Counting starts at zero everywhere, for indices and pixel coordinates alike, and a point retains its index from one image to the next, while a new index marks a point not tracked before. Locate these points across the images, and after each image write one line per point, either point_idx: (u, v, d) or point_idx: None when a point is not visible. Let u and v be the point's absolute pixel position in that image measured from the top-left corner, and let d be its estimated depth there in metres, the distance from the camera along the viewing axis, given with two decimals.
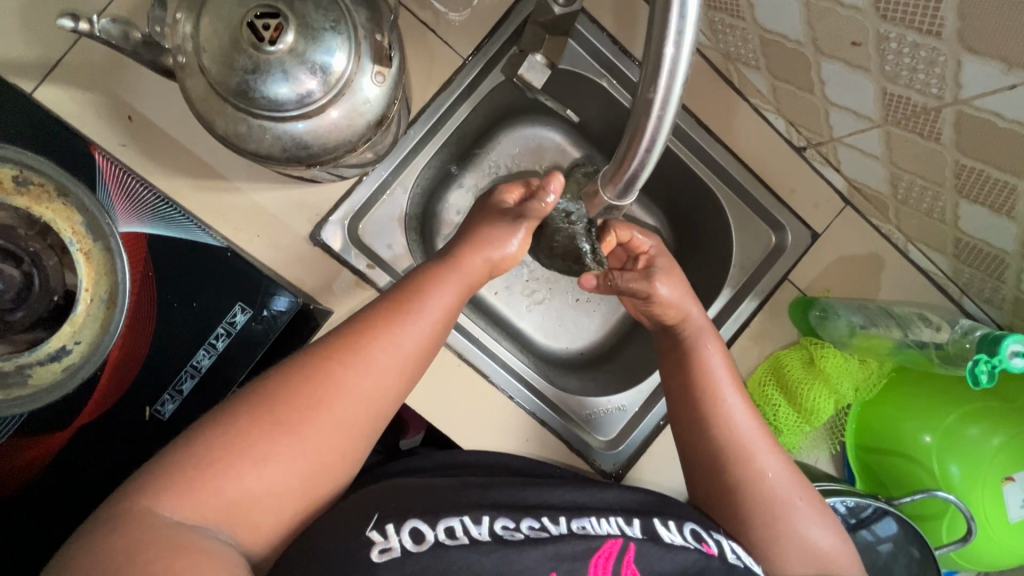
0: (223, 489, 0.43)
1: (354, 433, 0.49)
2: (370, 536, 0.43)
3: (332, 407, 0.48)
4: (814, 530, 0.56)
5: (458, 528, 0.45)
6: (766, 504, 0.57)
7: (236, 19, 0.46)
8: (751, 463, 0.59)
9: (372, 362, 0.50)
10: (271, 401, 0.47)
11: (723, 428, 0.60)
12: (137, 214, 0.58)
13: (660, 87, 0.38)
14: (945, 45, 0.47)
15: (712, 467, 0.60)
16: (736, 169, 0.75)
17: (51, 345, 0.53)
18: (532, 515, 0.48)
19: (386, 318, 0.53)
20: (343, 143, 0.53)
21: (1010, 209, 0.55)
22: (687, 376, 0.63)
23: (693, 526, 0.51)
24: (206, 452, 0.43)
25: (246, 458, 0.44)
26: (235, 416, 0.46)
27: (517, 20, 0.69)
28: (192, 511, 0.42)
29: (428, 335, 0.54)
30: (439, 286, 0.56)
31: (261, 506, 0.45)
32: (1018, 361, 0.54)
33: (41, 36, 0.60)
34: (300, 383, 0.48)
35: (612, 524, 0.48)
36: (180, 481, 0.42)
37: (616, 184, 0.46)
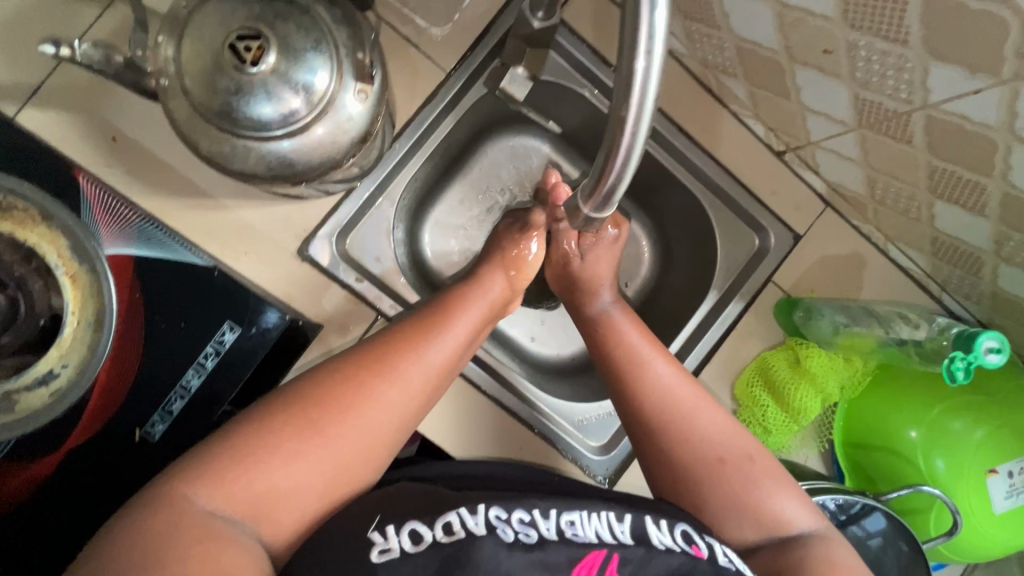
0: (255, 482, 0.44)
1: (377, 442, 0.49)
2: (371, 537, 0.44)
3: (367, 412, 0.49)
4: (786, 504, 0.55)
5: (455, 522, 0.46)
6: (733, 483, 0.55)
7: (218, 42, 0.47)
8: (686, 421, 0.58)
9: (406, 375, 0.52)
10: (307, 401, 0.48)
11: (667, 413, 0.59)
12: (124, 237, 0.58)
13: (632, 104, 0.38)
14: (912, 52, 0.49)
15: (646, 431, 0.59)
16: (718, 174, 0.77)
17: (39, 369, 0.53)
18: (523, 506, 0.48)
19: (421, 332, 0.55)
20: (327, 160, 0.53)
21: (982, 208, 0.57)
22: (608, 351, 0.64)
23: (684, 527, 0.50)
24: (240, 445, 0.44)
25: (278, 454, 0.45)
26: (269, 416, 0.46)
27: (499, 33, 0.70)
28: (222, 503, 0.42)
29: (458, 352, 0.56)
30: (465, 307, 0.60)
31: (283, 506, 0.45)
32: (993, 357, 0.55)
33: (22, 60, 0.60)
34: (340, 384, 0.49)
35: (602, 522, 0.48)
36: (209, 474, 0.43)
37: (595, 199, 0.46)
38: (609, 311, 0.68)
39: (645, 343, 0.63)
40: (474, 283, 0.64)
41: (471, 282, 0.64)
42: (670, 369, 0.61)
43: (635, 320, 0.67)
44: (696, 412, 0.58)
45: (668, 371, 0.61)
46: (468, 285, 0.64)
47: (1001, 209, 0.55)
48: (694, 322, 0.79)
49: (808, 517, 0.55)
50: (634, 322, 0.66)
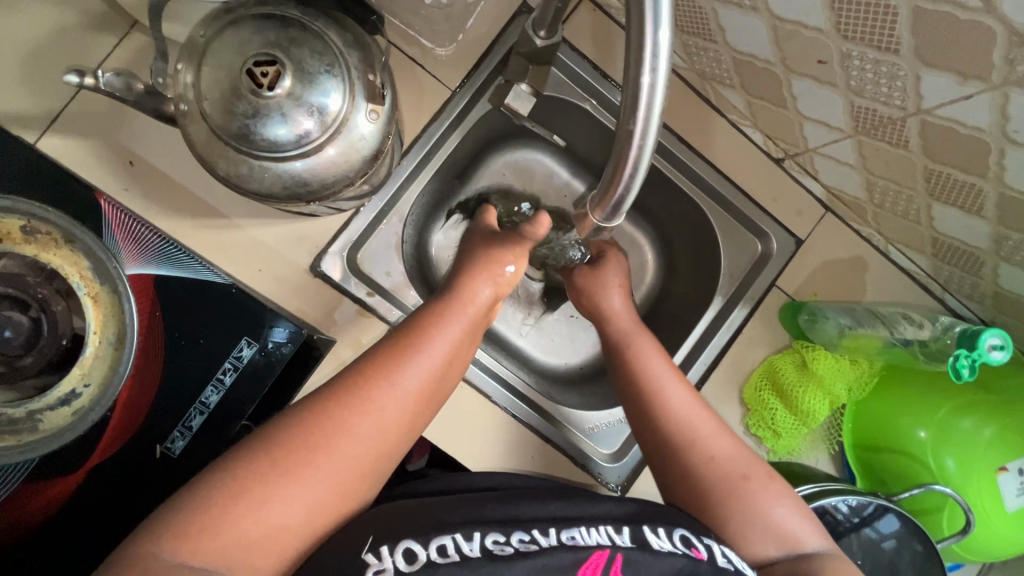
0: (224, 530, 0.43)
1: (354, 470, 0.49)
2: (365, 558, 0.45)
3: (334, 447, 0.48)
4: (780, 510, 0.56)
5: (450, 546, 0.47)
6: (730, 489, 0.57)
7: (235, 68, 0.49)
8: (698, 445, 0.59)
9: (374, 406, 0.50)
10: (274, 443, 0.47)
11: (671, 425, 0.61)
12: (145, 256, 0.59)
13: (638, 119, 0.40)
14: (903, 61, 0.50)
15: (662, 453, 0.61)
16: (718, 182, 0.78)
17: (62, 389, 0.54)
18: (521, 527, 0.49)
19: (385, 364, 0.53)
20: (340, 178, 0.54)
21: (979, 209, 0.58)
22: (622, 372, 0.66)
23: (683, 532, 0.52)
24: (208, 497, 0.44)
25: (246, 500, 0.44)
26: (235, 465, 0.46)
27: (501, 51, 0.72)
28: (193, 553, 0.42)
29: (431, 374, 0.54)
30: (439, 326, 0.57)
31: (264, 545, 0.45)
32: (997, 354, 0.56)
33: (43, 89, 0.62)
34: (305, 423, 0.48)
35: (602, 534, 0.50)
36: (182, 528, 0.42)
37: (604, 207, 0.47)
38: (628, 332, 0.68)
39: (660, 365, 0.64)
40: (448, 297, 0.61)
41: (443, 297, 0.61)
42: (683, 393, 0.63)
43: (649, 338, 0.68)
44: (708, 437, 0.60)
45: (673, 388, 0.63)
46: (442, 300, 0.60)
47: (998, 210, 0.57)
48: (700, 328, 0.81)
49: (814, 535, 0.56)
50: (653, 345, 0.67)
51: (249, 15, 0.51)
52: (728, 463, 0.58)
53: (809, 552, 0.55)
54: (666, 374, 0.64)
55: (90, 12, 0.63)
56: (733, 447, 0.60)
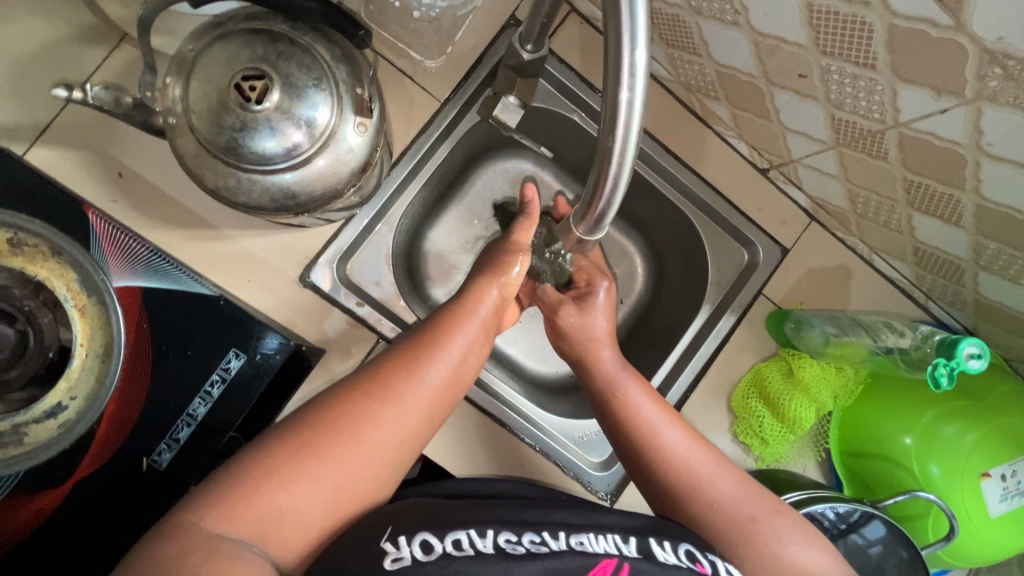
0: (258, 506, 0.45)
1: (381, 459, 0.51)
2: (383, 547, 0.46)
3: (365, 435, 0.50)
4: (786, 540, 0.56)
5: (464, 540, 0.47)
6: (737, 525, 0.57)
7: (224, 82, 0.49)
8: (701, 488, 0.59)
9: (403, 400, 0.53)
10: (307, 429, 0.49)
11: (670, 471, 0.60)
12: (132, 269, 0.59)
13: (617, 136, 0.41)
14: (880, 76, 0.51)
15: (664, 495, 0.61)
16: (705, 192, 0.79)
17: (47, 402, 0.54)
18: (532, 529, 0.50)
19: (411, 362, 0.55)
20: (329, 190, 0.55)
21: (957, 219, 0.60)
22: (612, 417, 0.65)
23: (687, 547, 0.52)
24: (246, 473, 0.46)
25: (278, 477, 0.47)
26: (274, 445, 0.48)
27: (490, 64, 0.73)
28: (229, 525, 0.44)
29: (454, 370, 0.57)
30: (460, 326, 0.59)
31: (290, 525, 0.46)
32: (975, 362, 0.57)
33: (31, 102, 0.62)
34: (336, 412, 0.51)
35: (609, 543, 0.50)
36: (221, 501, 0.45)
37: (587, 221, 0.48)
38: (615, 376, 0.66)
39: (652, 409, 0.64)
40: (470, 296, 0.63)
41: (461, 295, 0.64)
42: (680, 433, 0.62)
43: (637, 378, 0.67)
44: (711, 479, 0.59)
45: (671, 431, 0.62)
46: (461, 300, 0.63)
47: (976, 220, 0.58)
48: (688, 337, 0.81)
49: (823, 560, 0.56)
50: (642, 385, 0.66)
51: (237, 30, 0.51)
52: (734, 502, 0.58)
53: None
54: (660, 420, 0.63)
55: (78, 25, 0.64)
56: (737, 483, 0.59)
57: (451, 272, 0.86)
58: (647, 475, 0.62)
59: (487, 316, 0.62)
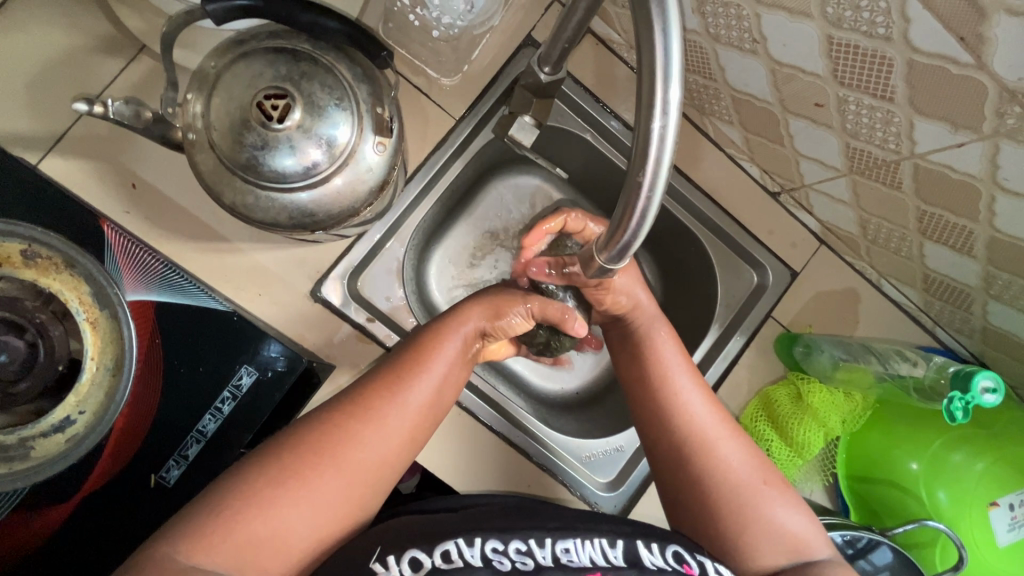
0: (234, 536, 0.45)
1: (362, 482, 0.52)
2: (373, 566, 0.46)
3: (345, 455, 0.51)
4: (779, 510, 0.58)
5: (453, 552, 0.48)
6: (737, 491, 0.59)
7: (246, 100, 0.49)
8: (713, 453, 0.61)
9: (383, 417, 0.53)
10: (285, 454, 0.49)
11: (685, 431, 0.62)
12: (145, 282, 0.59)
13: (648, 170, 0.41)
14: (898, 108, 0.52)
15: (675, 457, 0.62)
16: (716, 214, 0.80)
17: (56, 415, 0.54)
18: (518, 536, 0.50)
19: (395, 376, 0.56)
20: (345, 209, 0.55)
21: (969, 249, 0.60)
22: (638, 371, 0.66)
23: (675, 548, 0.52)
24: (222, 506, 0.46)
25: (256, 504, 0.47)
26: (254, 473, 0.48)
27: (506, 82, 0.73)
28: (207, 557, 0.44)
29: (434, 394, 0.57)
30: (444, 346, 0.59)
31: (269, 552, 0.46)
32: (989, 397, 0.57)
33: (47, 113, 0.62)
34: (316, 432, 0.51)
35: (596, 548, 0.50)
36: (200, 530, 0.44)
37: (610, 250, 0.47)
38: (648, 326, 0.68)
39: (678, 361, 0.66)
40: (455, 312, 0.63)
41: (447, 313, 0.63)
42: (701, 399, 0.64)
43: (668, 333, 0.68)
44: (723, 445, 0.61)
45: (691, 389, 0.64)
46: (445, 317, 0.62)
47: (988, 251, 0.58)
48: (696, 358, 0.81)
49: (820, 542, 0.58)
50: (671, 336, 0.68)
51: (260, 48, 0.51)
52: (738, 468, 0.60)
53: (819, 559, 0.57)
54: (683, 374, 0.65)
55: (96, 35, 0.64)
56: (744, 451, 0.61)
57: (459, 282, 0.86)
58: (659, 426, 0.63)
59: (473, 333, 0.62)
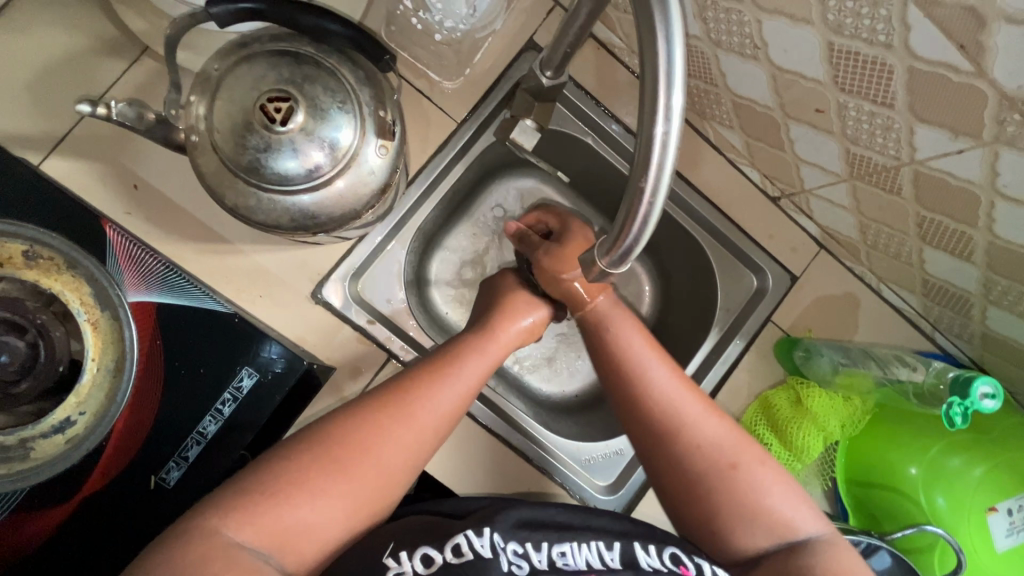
0: (276, 519, 0.45)
1: (395, 481, 0.51)
2: (387, 562, 0.46)
3: (384, 455, 0.51)
4: (769, 491, 0.56)
5: (463, 544, 0.49)
6: (716, 470, 0.56)
7: (249, 102, 0.49)
8: (684, 432, 0.58)
9: (425, 412, 0.54)
10: (331, 442, 0.50)
11: (656, 412, 0.59)
12: (146, 284, 0.59)
13: (650, 176, 0.41)
14: (898, 115, 0.52)
15: (644, 439, 0.60)
16: (716, 218, 0.80)
17: (56, 416, 0.54)
18: (517, 538, 0.51)
19: (441, 370, 0.56)
20: (347, 211, 0.55)
21: (968, 255, 0.60)
22: (602, 351, 0.64)
23: (673, 550, 0.52)
24: (270, 486, 0.46)
25: (300, 492, 0.47)
26: (302, 457, 0.48)
27: (507, 85, 0.73)
28: (248, 535, 0.44)
29: (467, 395, 0.57)
30: (479, 350, 0.60)
31: (304, 541, 0.46)
32: (989, 402, 0.57)
33: (50, 114, 0.62)
34: (361, 423, 0.51)
35: (592, 551, 0.51)
36: (244, 509, 0.45)
37: (612, 255, 0.47)
38: (604, 307, 0.65)
39: (639, 341, 0.63)
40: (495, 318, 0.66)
41: (489, 317, 0.66)
42: (667, 372, 0.61)
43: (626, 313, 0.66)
44: (695, 422, 0.58)
45: (657, 367, 0.61)
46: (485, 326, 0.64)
47: (987, 257, 0.58)
48: (696, 362, 0.82)
49: (809, 520, 0.56)
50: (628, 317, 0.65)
51: (264, 51, 0.52)
52: (715, 446, 0.57)
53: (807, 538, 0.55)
54: (647, 353, 0.62)
55: (100, 37, 0.64)
56: (721, 430, 0.58)
57: (458, 285, 0.86)
58: (628, 407, 0.60)
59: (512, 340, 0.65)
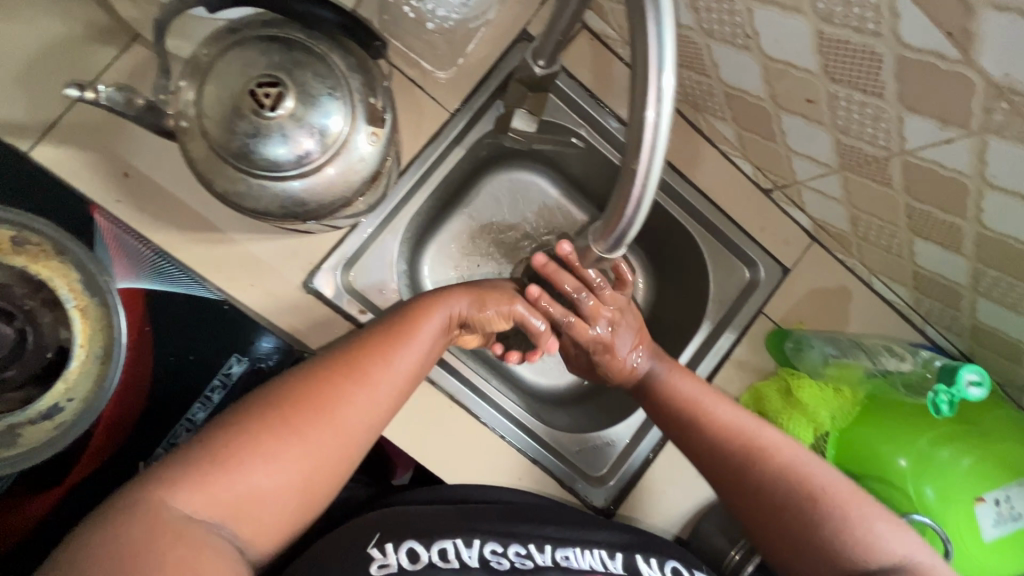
0: (229, 483, 0.46)
1: (351, 441, 0.51)
2: (371, 552, 0.52)
3: (339, 415, 0.51)
4: (866, 508, 0.58)
5: (449, 551, 0.54)
6: (807, 493, 0.59)
7: (238, 88, 0.49)
8: (769, 459, 0.61)
9: (374, 374, 0.54)
10: (275, 405, 0.50)
11: (738, 448, 0.62)
12: (136, 270, 0.63)
13: (643, 158, 0.41)
14: (888, 104, 0.52)
15: (732, 483, 0.62)
16: (709, 211, 0.80)
17: (44, 403, 0.54)
18: (518, 541, 0.56)
19: (390, 336, 0.57)
20: (338, 198, 0.55)
21: (958, 246, 0.60)
22: (666, 407, 0.67)
23: (674, 564, 0.58)
24: (213, 452, 0.46)
25: (245, 456, 0.47)
26: (244, 422, 0.48)
27: (500, 76, 0.74)
28: (199, 507, 0.44)
29: (421, 360, 0.58)
30: (432, 319, 0.60)
31: (260, 506, 0.47)
32: (975, 390, 0.57)
33: (38, 99, 0.62)
34: (307, 388, 0.52)
35: (594, 558, 0.56)
36: (189, 479, 0.45)
37: (607, 238, 0.48)
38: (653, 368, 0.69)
39: (695, 387, 0.67)
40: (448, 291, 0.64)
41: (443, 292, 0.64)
42: (730, 409, 0.65)
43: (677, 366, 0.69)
44: (779, 448, 0.62)
45: (719, 406, 0.65)
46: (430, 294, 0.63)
47: (976, 248, 0.59)
48: (688, 354, 0.82)
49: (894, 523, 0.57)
50: (678, 369, 0.69)
51: (254, 37, 0.51)
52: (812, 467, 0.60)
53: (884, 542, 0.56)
54: (707, 397, 0.66)
55: (90, 24, 0.63)
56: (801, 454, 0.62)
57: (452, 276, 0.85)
58: (710, 452, 0.64)
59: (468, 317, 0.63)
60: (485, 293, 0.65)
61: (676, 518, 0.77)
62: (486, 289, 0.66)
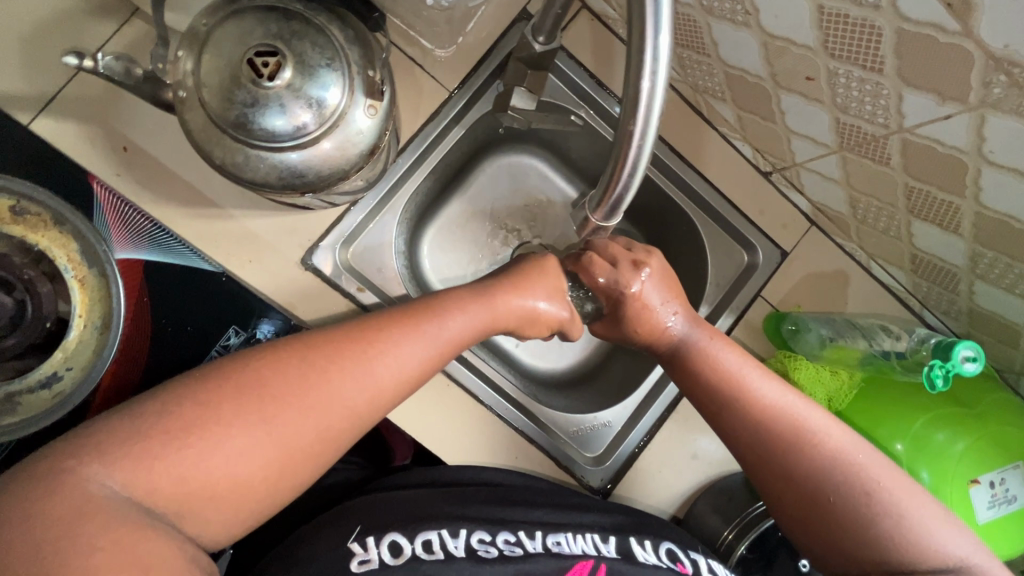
0: (182, 467, 0.41)
1: (329, 439, 0.47)
2: (351, 548, 0.51)
3: (321, 408, 0.47)
4: (918, 510, 0.53)
5: (434, 542, 0.53)
6: (855, 487, 0.54)
7: (236, 57, 0.49)
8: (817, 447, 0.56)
9: (369, 369, 0.50)
10: (246, 381, 0.45)
11: (785, 431, 0.57)
12: (135, 242, 0.64)
13: (638, 120, 0.42)
14: (886, 80, 0.52)
15: (773, 468, 0.57)
16: (708, 194, 0.80)
17: (43, 372, 0.56)
18: (507, 528, 0.56)
19: (399, 327, 0.53)
20: (336, 171, 0.55)
21: (956, 227, 0.60)
22: (709, 381, 0.62)
23: (669, 546, 0.59)
24: (168, 425, 0.42)
25: (206, 437, 0.42)
26: (208, 394, 0.44)
27: (500, 55, 0.74)
28: (134, 485, 0.39)
29: (431, 360, 0.54)
30: (456, 314, 0.56)
31: (210, 497, 0.42)
32: (970, 365, 0.57)
33: (37, 72, 0.62)
34: (291, 372, 0.47)
35: (587, 543, 0.57)
36: (134, 455, 0.40)
37: (603, 208, 0.49)
38: (692, 339, 0.64)
39: (740, 362, 0.62)
40: (478, 286, 0.60)
41: (470, 285, 0.60)
42: (776, 390, 0.60)
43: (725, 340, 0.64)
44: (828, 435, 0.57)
45: (766, 385, 0.60)
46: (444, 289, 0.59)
47: (974, 229, 0.59)
48: None
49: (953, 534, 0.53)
50: (722, 341, 0.64)
51: (251, 7, 0.51)
52: (866, 462, 0.55)
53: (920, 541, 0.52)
54: (755, 373, 0.61)
55: None
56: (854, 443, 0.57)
57: (450, 259, 0.86)
58: (752, 430, 0.58)
59: (504, 314, 0.59)
60: (526, 279, 0.63)
61: (675, 499, 0.77)
62: (528, 273, 0.64)
